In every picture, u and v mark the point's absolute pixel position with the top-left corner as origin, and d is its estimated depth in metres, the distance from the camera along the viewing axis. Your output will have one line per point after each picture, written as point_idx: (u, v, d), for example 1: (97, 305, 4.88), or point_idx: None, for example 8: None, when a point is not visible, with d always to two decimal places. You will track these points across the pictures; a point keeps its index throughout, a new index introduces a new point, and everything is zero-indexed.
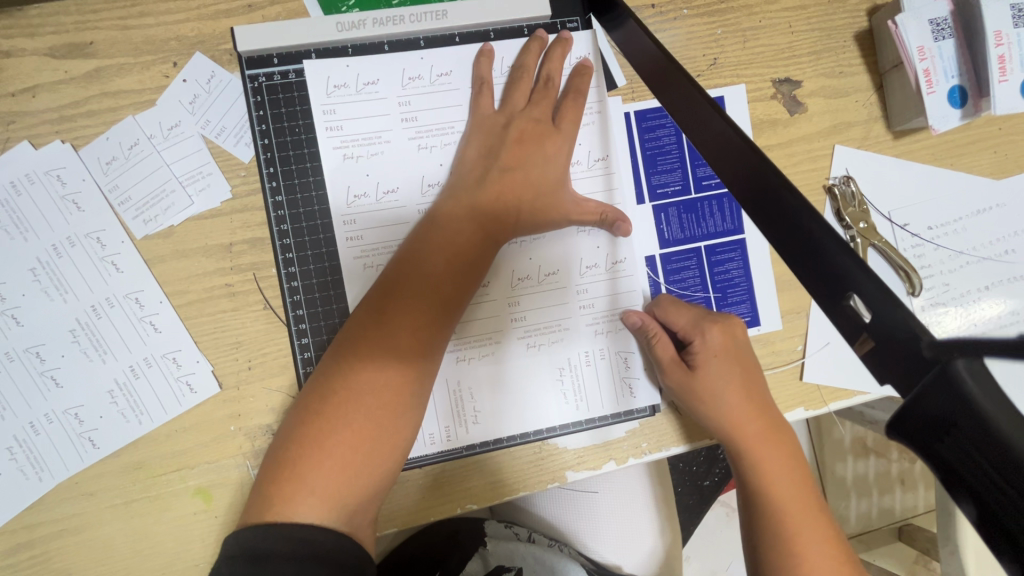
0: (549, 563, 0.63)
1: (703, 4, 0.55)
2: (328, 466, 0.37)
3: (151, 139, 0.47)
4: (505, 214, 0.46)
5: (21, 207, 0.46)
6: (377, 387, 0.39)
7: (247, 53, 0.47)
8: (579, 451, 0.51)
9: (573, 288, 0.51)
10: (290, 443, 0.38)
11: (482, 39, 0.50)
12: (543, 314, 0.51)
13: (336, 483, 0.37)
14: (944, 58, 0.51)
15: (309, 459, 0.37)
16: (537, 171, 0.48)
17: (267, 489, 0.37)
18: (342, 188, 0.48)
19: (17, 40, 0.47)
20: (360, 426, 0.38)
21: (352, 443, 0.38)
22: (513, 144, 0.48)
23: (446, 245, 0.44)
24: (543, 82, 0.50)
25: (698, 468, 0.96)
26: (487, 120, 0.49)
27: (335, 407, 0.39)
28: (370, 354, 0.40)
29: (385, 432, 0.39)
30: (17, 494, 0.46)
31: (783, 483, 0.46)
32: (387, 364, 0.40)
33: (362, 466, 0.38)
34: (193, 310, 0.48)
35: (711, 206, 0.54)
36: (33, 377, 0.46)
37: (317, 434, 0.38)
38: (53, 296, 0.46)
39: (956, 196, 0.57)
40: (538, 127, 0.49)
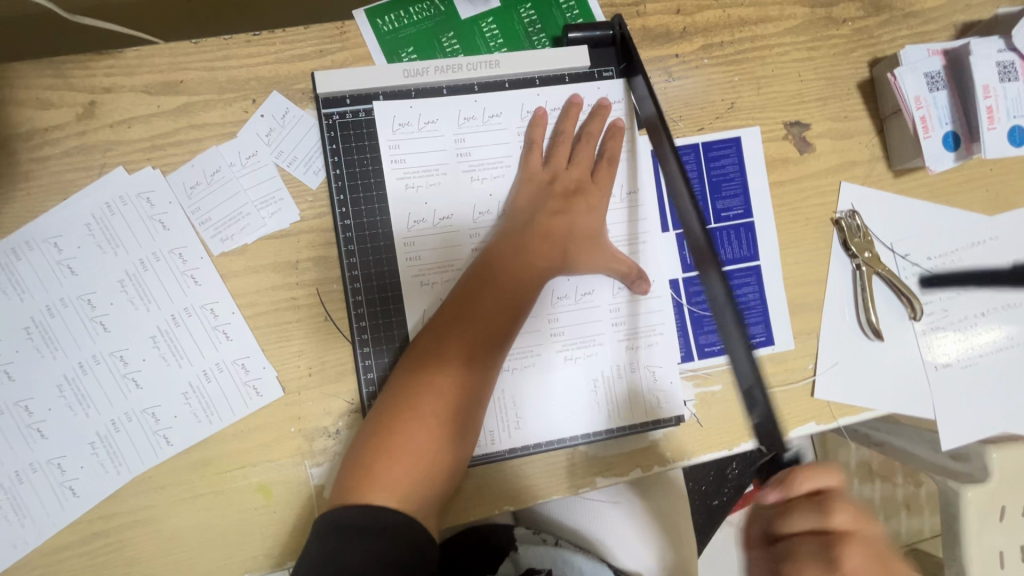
0: (576, 565, 0.67)
1: (721, 55, 0.61)
2: (399, 463, 0.43)
3: (231, 166, 0.53)
4: (555, 248, 0.52)
5: (114, 225, 0.52)
6: (443, 396, 0.45)
7: (324, 94, 0.53)
8: (610, 457, 0.55)
9: (609, 309, 0.56)
10: (369, 439, 0.44)
11: (528, 84, 0.56)
12: (580, 332, 0.55)
13: (405, 481, 0.42)
14: (938, 107, 0.57)
15: (384, 454, 0.43)
16: (578, 219, 0.54)
17: (346, 483, 0.43)
18: (403, 215, 0.54)
19: (116, 78, 0.53)
20: (425, 433, 0.44)
21: (418, 448, 0.43)
22: (559, 197, 0.54)
23: (502, 278, 0.49)
24: (583, 140, 0.56)
25: (706, 489, 0.97)
26: (534, 175, 0.55)
27: (403, 416, 0.44)
28: (434, 372, 0.45)
29: (445, 440, 0.44)
30: (96, 486, 0.50)
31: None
32: (449, 380, 0.45)
33: (425, 468, 0.43)
34: (262, 321, 0.53)
35: (730, 235, 0.60)
36: (116, 378, 0.51)
37: (388, 439, 0.43)
38: (138, 305, 0.51)
39: (952, 230, 0.63)
40: (580, 184, 0.55)
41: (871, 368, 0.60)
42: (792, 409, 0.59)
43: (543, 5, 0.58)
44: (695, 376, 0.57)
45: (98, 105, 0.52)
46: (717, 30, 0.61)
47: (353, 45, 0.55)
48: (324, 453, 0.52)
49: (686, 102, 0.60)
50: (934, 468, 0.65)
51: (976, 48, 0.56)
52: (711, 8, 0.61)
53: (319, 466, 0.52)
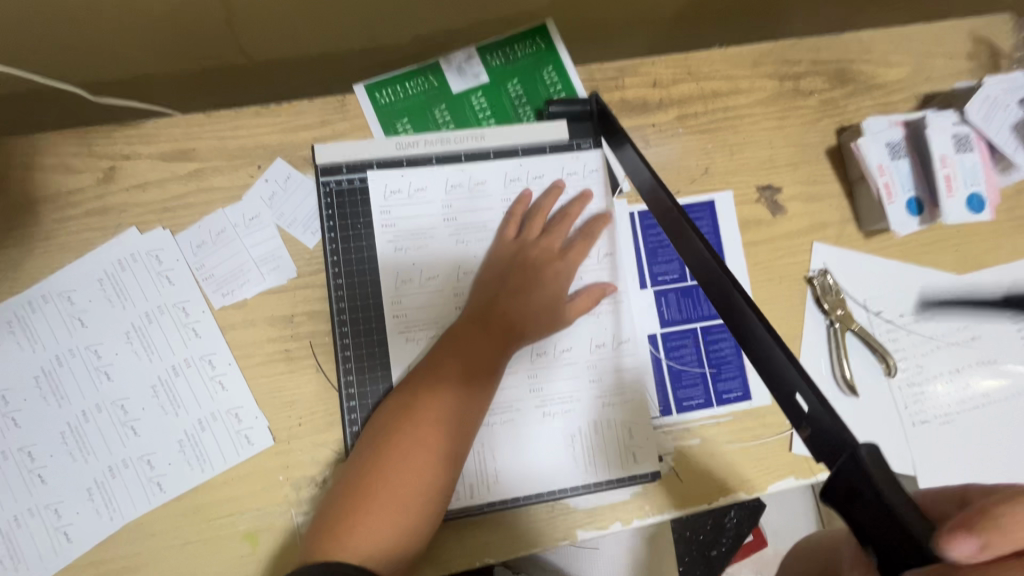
0: None
1: (695, 124, 0.65)
2: (364, 524, 0.45)
3: (235, 227, 0.57)
4: (525, 318, 0.56)
5: (124, 281, 0.55)
6: (410, 458, 0.48)
7: (322, 164, 0.58)
8: (588, 511, 0.57)
9: (584, 371, 0.58)
10: (339, 500, 0.47)
11: (513, 155, 0.60)
12: (554, 389, 0.58)
13: (367, 542, 0.45)
14: (901, 174, 0.61)
15: (351, 514, 0.46)
16: (546, 285, 0.58)
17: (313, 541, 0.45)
18: (393, 274, 0.58)
19: (135, 146, 0.58)
20: (389, 495, 0.46)
21: (381, 510, 0.46)
22: (526, 266, 0.58)
23: (470, 346, 0.53)
24: (561, 215, 0.60)
25: (705, 539, 0.94)
26: (510, 244, 0.59)
27: (372, 478, 0.47)
28: (401, 437, 0.49)
29: (407, 503, 0.47)
30: (90, 532, 0.52)
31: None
32: (415, 446, 0.48)
33: (385, 531, 0.45)
34: (257, 372, 0.56)
35: (706, 292, 0.62)
36: (115, 426, 0.53)
37: (356, 500, 0.46)
38: (141, 356, 0.55)
39: (923, 288, 0.65)
40: (546, 254, 0.59)
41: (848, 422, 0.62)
42: (770, 463, 0.60)
43: (529, 82, 0.64)
44: (673, 431, 0.59)
45: (117, 170, 0.57)
46: (691, 101, 0.66)
47: (352, 116, 0.60)
48: (310, 502, 0.54)
49: (663, 169, 0.64)
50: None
51: (933, 121, 0.60)
52: (686, 81, 0.66)
53: (304, 515, 0.54)
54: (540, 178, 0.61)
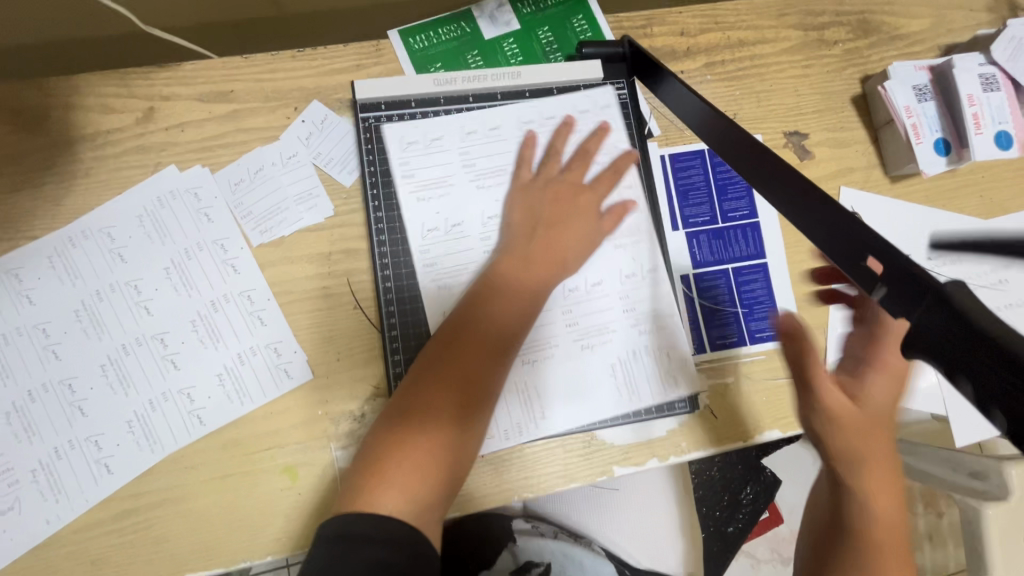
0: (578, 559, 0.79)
1: (722, 71, 0.66)
2: (401, 472, 0.43)
3: (273, 165, 0.58)
4: (556, 257, 0.54)
5: (163, 217, 0.56)
6: (444, 404, 0.46)
7: (361, 100, 0.59)
8: (626, 447, 0.57)
9: (613, 306, 0.58)
10: (372, 452, 0.44)
11: (523, 99, 0.61)
12: (583, 327, 0.58)
13: (406, 491, 0.43)
14: (928, 116, 0.62)
15: (387, 464, 0.43)
16: (576, 228, 0.56)
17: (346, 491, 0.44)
18: (428, 225, 0.58)
19: (173, 87, 0.58)
20: (426, 445, 0.44)
21: (418, 459, 0.44)
22: (554, 209, 0.56)
23: (503, 290, 0.51)
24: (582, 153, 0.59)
25: (721, 514, 0.97)
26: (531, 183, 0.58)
27: (405, 427, 0.45)
28: (435, 383, 0.46)
29: (446, 452, 0.45)
30: (131, 464, 0.52)
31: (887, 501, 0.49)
32: (449, 395, 0.46)
33: (424, 481, 0.43)
34: (296, 309, 0.56)
35: (737, 234, 0.63)
36: (155, 359, 0.53)
37: (391, 449, 0.44)
38: (180, 291, 0.55)
39: (949, 232, 0.66)
40: (569, 192, 0.57)
41: None
42: None
43: (559, 28, 0.64)
44: (710, 367, 0.60)
45: (156, 111, 0.58)
46: (718, 50, 0.67)
47: (387, 61, 0.61)
48: (349, 436, 0.54)
49: None
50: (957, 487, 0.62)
51: (959, 63, 0.61)
52: (713, 30, 0.67)
53: (343, 449, 0.54)
54: (552, 118, 0.60)
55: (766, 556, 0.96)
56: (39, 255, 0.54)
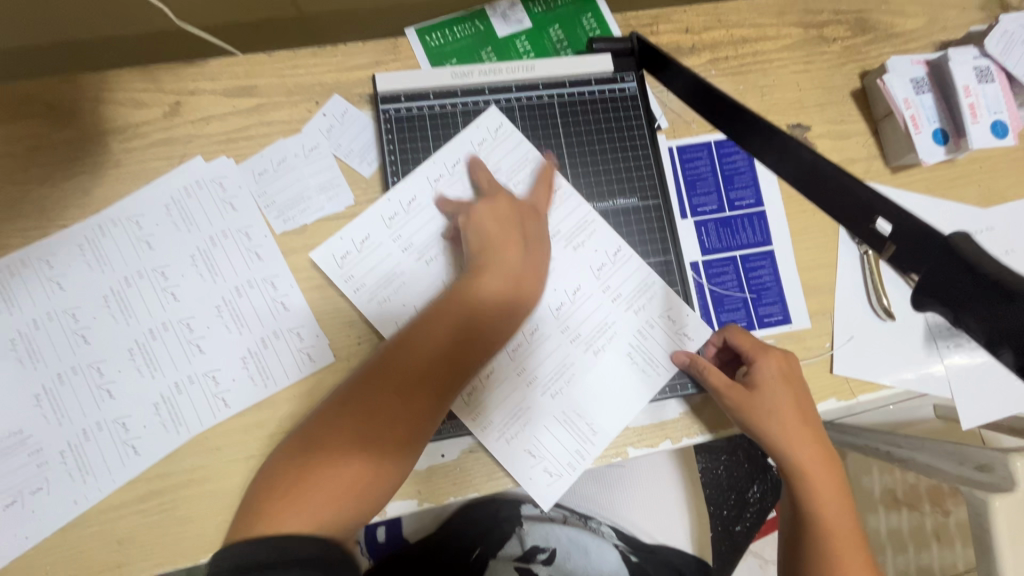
0: (582, 543, 0.87)
1: (726, 67, 0.69)
2: (314, 493, 0.45)
3: (296, 157, 0.60)
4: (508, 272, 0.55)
5: (189, 207, 0.57)
6: (367, 429, 0.47)
7: (382, 92, 0.61)
8: (640, 429, 0.58)
9: (563, 321, 0.59)
10: (294, 468, 0.46)
11: (510, 121, 0.62)
12: (535, 350, 0.58)
13: (315, 509, 0.44)
14: (926, 107, 0.64)
15: (304, 482, 0.45)
16: (535, 250, 0.57)
17: (259, 506, 0.45)
18: (423, 236, 0.59)
19: (199, 83, 0.60)
20: (344, 469, 0.46)
21: (337, 480, 0.45)
22: (518, 240, 0.56)
23: (443, 319, 0.51)
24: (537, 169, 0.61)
25: (728, 513, 0.95)
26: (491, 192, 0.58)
27: (327, 448, 0.46)
28: (366, 408, 0.47)
29: (365, 474, 0.46)
30: (157, 445, 0.53)
31: (846, 540, 0.53)
32: (376, 423, 0.47)
33: (339, 506, 0.45)
34: (318, 295, 0.57)
35: (744, 222, 0.65)
36: (181, 344, 0.55)
37: (310, 467, 0.46)
38: (206, 278, 0.56)
39: (950, 220, 0.68)
40: (534, 228, 0.58)
41: (884, 345, 0.63)
42: (812, 384, 0.62)
43: (569, 25, 0.67)
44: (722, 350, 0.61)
45: (183, 105, 0.60)
46: (722, 47, 0.69)
47: (405, 57, 0.63)
48: None
49: None
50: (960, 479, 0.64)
51: (954, 56, 0.63)
52: (716, 28, 0.69)
53: None
54: (565, 114, 0.63)
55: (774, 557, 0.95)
56: (69, 243, 0.55)
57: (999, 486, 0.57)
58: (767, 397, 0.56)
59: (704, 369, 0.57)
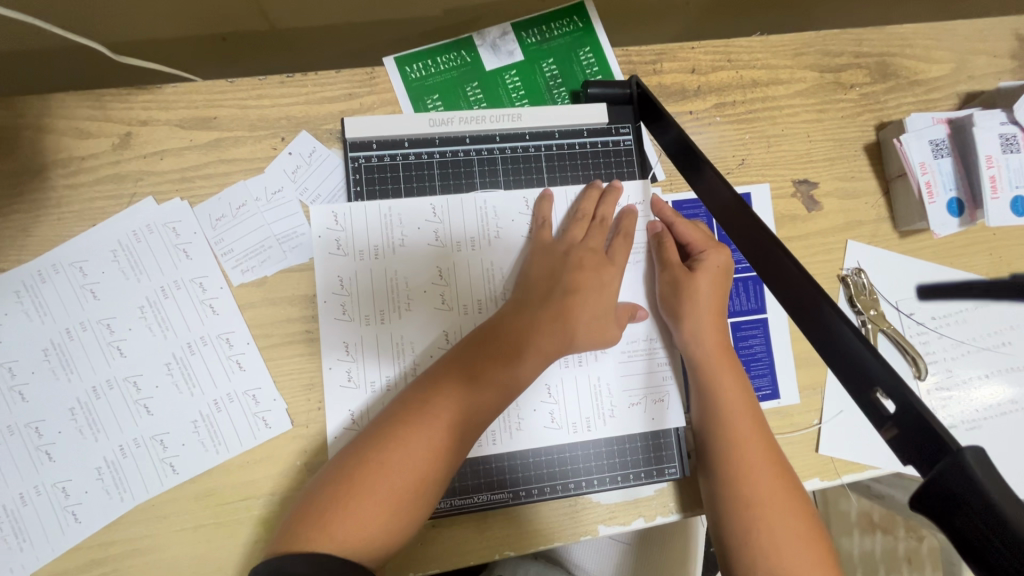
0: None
1: (733, 113, 0.63)
2: (354, 510, 0.42)
3: (257, 202, 0.55)
4: (551, 289, 0.53)
5: (138, 252, 0.53)
6: (423, 440, 0.45)
7: (351, 139, 0.55)
8: (612, 506, 0.55)
9: (607, 361, 0.56)
10: (337, 482, 0.44)
11: (493, 187, 0.57)
12: (581, 390, 0.56)
13: (355, 535, 0.41)
14: (943, 174, 0.59)
15: (349, 500, 0.42)
16: (597, 288, 0.54)
17: (296, 522, 0.42)
18: (382, 304, 0.54)
19: (153, 112, 0.55)
20: (389, 489, 0.43)
21: (380, 501, 0.43)
22: (572, 273, 0.54)
23: (491, 343, 0.50)
24: (599, 221, 0.56)
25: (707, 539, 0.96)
26: (549, 247, 0.55)
27: (375, 462, 0.44)
28: (410, 427, 0.45)
29: (407, 497, 0.43)
30: (99, 511, 0.50)
31: (751, 438, 0.50)
32: (415, 442, 0.45)
33: (380, 519, 0.42)
34: (276, 353, 0.53)
35: (737, 287, 0.61)
36: (127, 404, 0.51)
37: (356, 484, 0.43)
38: (155, 332, 0.52)
39: (956, 291, 0.64)
40: (595, 259, 0.55)
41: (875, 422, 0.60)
42: (796, 463, 0.59)
43: (564, 61, 0.61)
44: None
45: (134, 136, 0.54)
46: (730, 89, 0.64)
47: (382, 90, 0.58)
48: None
49: None
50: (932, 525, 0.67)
51: (979, 119, 0.58)
52: (726, 68, 0.64)
53: None
54: (554, 169, 0.58)
55: None
56: (6, 288, 0.51)
57: None
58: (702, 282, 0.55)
59: (663, 236, 0.57)
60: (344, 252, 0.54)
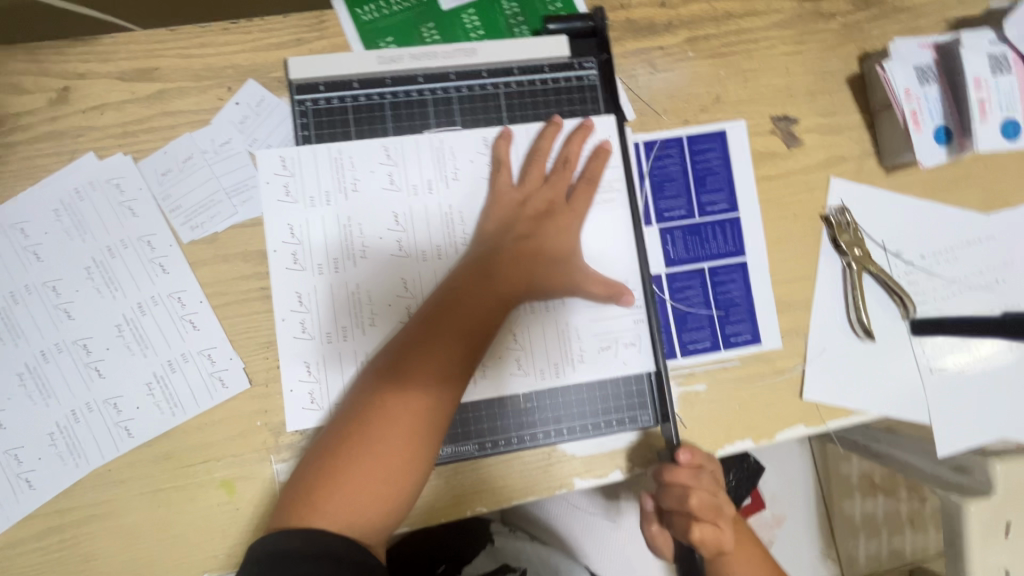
0: (555, 564, 0.67)
1: (706, 48, 0.60)
2: (346, 483, 0.41)
3: (203, 154, 0.52)
4: (518, 236, 0.51)
5: (82, 211, 0.51)
6: (408, 404, 0.44)
7: (297, 80, 0.53)
8: (587, 459, 0.53)
9: (574, 309, 0.54)
10: (324, 456, 0.42)
11: (450, 130, 0.54)
12: (550, 336, 0.53)
13: (351, 510, 0.40)
14: (929, 101, 0.56)
15: (339, 474, 0.41)
16: (561, 232, 0.53)
17: (291, 501, 0.41)
18: (335, 254, 0.52)
19: (90, 64, 0.52)
20: (383, 456, 0.42)
21: (371, 469, 0.42)
22: (529, 219, 0.52)
23: (471, 297, 0.48)
24: (562, 163, 0.54)
25: None
26: (507, 193, 0.53)
27: (361, 430, 0.43)
28: (394, 395, 0.44)
29: (400, 462, 0.42)
30: (54, 478, 0.48)
31: None
32: (400, 407, 0.43)
33: (375, 489, 0.41)
34: (230, 312, 0.51)
35: (714, 230, 0.58)
36: (78, 368, 0.49)
37: (344, 457, 0.42)
38: (103, 293, 0.50)
39: (947, 228, 0.61)
40: (553, 205, 0.53)
41: (859, 365, 0.58)
42: (777, 408, 0.57)
43: None
44: (679, 374, 0.56)
45: (71, 91, 0.52)
46: (702, 23, 0.60)
47: (331, 33, 0.54)
48: (291, 448, 0.50)
49: (670, 95, 0.59)
50: (938, 482, 0.58)
51: (967, 41, 0.55)
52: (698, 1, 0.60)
53: (284, 462, 0.50)
54: (515, 108, 0.55)
55: None
56: None
57: (978, 489, 0.54)
58: (700, 536, 0.48)
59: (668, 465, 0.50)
60: (294, 199, 0.52)
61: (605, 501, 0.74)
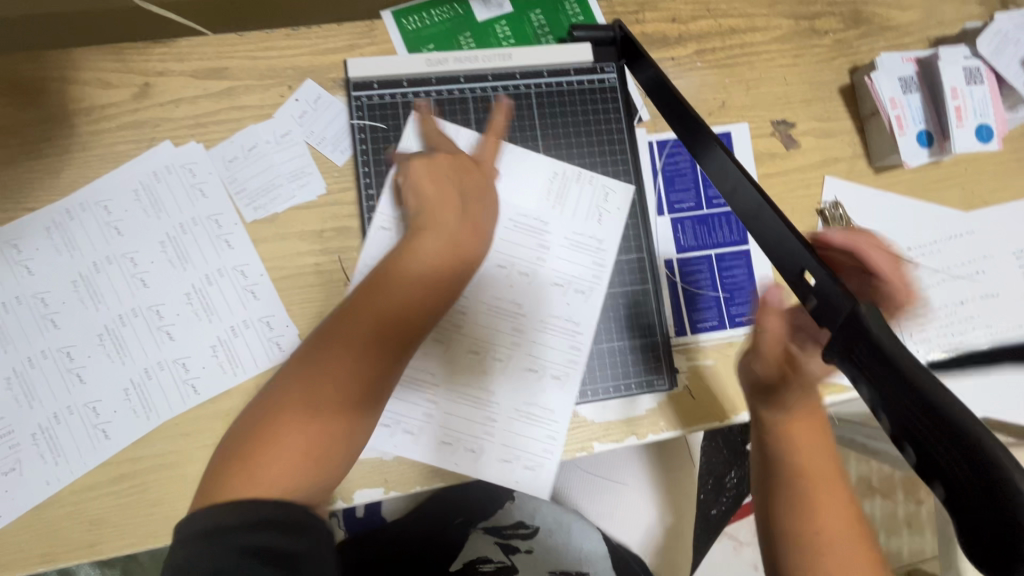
0: (564, 523, 0.81)
1: (713, 59, 0.67)
2: (280, 447, 0.42)
3: (267, 143, 0.59)
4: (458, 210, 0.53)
5: (158, 192, 0.57)
6: (341, 372, 0.44)
7: (354, 79, 0.60)
8: (608, 423, 0.58)
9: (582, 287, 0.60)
10: (258, 424, 0.43)
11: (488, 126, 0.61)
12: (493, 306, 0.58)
13: (284, 475, 0.42)
14: (912, 108, 0.63)
15: (271, 439, 0.42)
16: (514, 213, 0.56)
17: (225, 467, 0.42)
18: (382, 231, 0.58)
19: (168, 63, 0.59)
20: (315, 423, 0.43)
21: (304, 435, 0.43)
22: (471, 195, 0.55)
23: (412, 267, 0.49)
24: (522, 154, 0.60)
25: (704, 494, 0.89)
26: (454, 166, 0.56)
27: (298, 398, 0.44)
28: (329, 362, 0.45)
29: (335, 428, 0.44)
30: (127, 429, 0.54)
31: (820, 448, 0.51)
32: (337, 373, 0.44)
33: (311, 454, 0.43)
34: (288, 284, 0.57)
35: (721, 220, 0.64)
36: (151, 330, 0.55)
37: (276, 423, 0.43)
38: (175, 264, 0.56)
39: (931, 223, 0.67)
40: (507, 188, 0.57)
41: None
42: None
43: (551, 10, 0.64)
44: (689, 349, 0.61)
45: (151, 86, 0.58)
46: (709, 37, 0.67)
47: (381, 40, 0.61)
48: None
49: None
50: None
51: (944, 55, 0.62)
52: (705, 18, 0.67)
53: None
54: (544, 107, 0.62)
55: (748, 538, 0.91)
56: (37, 226, 0.55)
57: None
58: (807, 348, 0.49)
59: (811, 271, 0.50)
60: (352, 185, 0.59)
61: (617, 469, 0.84)
